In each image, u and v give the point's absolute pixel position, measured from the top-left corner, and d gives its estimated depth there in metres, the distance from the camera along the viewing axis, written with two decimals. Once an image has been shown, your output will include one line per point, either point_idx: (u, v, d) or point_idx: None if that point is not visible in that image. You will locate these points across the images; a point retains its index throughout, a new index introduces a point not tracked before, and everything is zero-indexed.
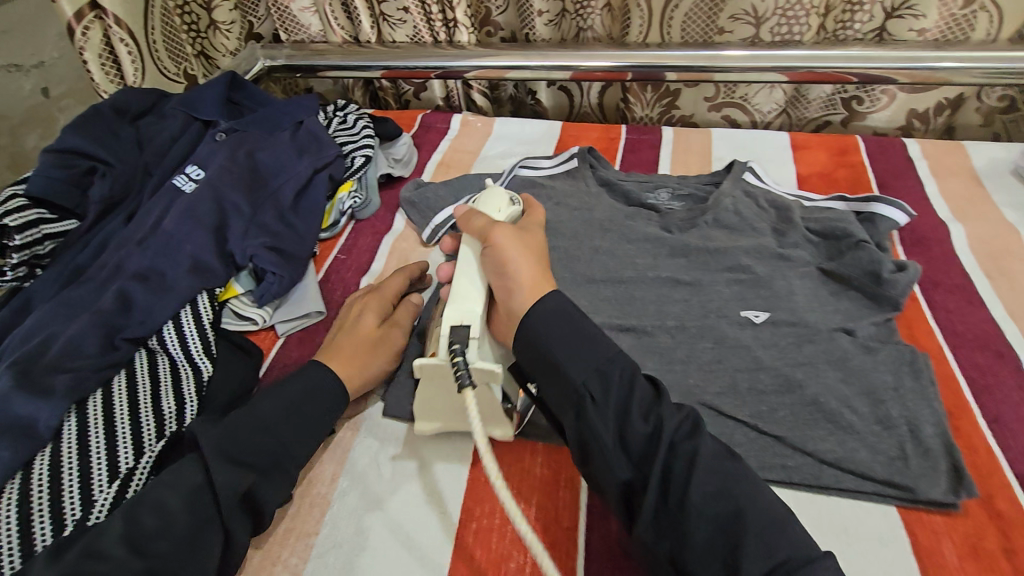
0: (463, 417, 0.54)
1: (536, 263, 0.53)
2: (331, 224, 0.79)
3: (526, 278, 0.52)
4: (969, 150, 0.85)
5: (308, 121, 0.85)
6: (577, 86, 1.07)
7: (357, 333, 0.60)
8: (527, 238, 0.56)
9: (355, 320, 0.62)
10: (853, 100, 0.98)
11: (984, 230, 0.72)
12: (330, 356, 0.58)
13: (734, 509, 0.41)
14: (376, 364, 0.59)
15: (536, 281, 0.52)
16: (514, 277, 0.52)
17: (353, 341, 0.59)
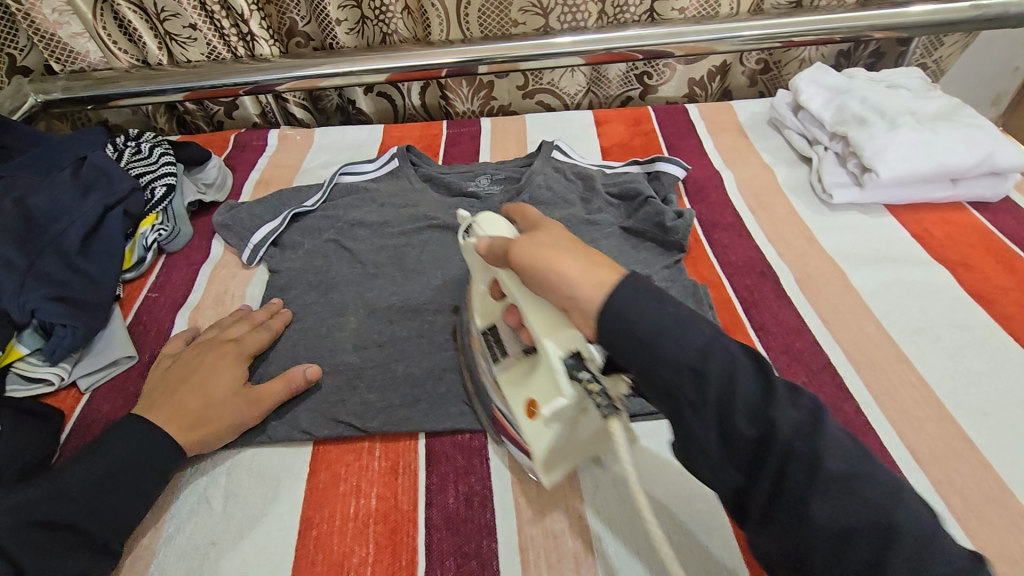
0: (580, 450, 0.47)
1: (581, 250, 0.43)
2: (136, 263, 0.73)
3: (577, 265, 0.41)
4: (734, 107, 0.99)
5: (92, 155, 0.77)
6: (394, 90, 1.08)
7: (200, 392, 0.54)
8: (559, 233, 0.46)
9: (197, 369, 0.57)
10: (644, 75, 1.09)
11: (749, 173, 0.85)
12: (165, 414, 0.52)
13: (880, 522, 0.33)
14: (215, 431, 0.53)
15: (590, 266, 0.40)
16: (563, 268, 0.41)
17: (196, 401, 0.54)
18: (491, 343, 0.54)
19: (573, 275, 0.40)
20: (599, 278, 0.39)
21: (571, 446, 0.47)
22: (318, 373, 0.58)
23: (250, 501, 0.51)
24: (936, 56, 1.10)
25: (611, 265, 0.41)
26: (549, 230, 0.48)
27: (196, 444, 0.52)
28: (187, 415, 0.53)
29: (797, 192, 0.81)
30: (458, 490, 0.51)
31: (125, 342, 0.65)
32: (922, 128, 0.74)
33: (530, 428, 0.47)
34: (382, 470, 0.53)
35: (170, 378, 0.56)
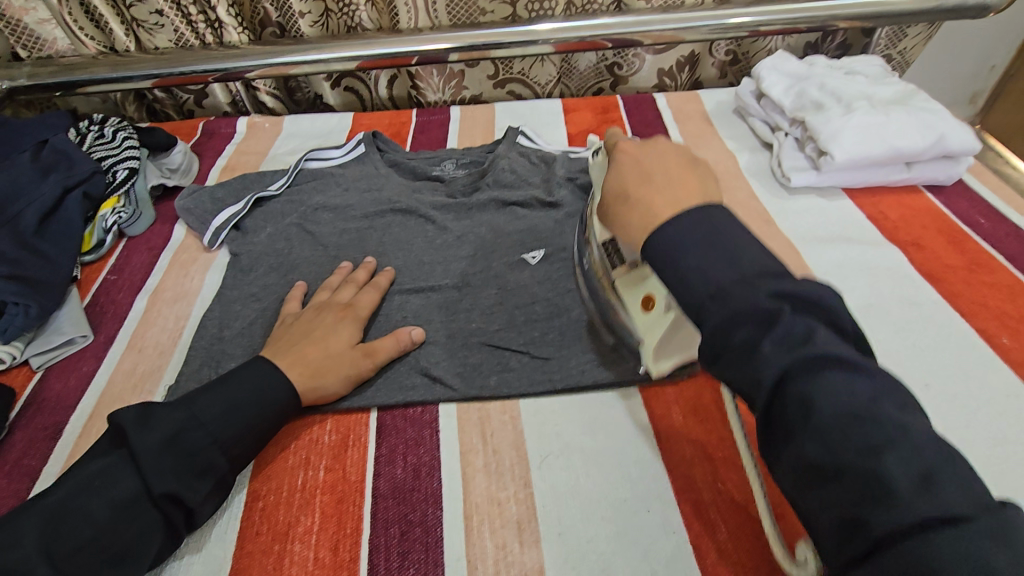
0: (668, 346, 0.51)
1: (638, 198, 0.43)
2: (95, 246, 0.73)
3: (624, 219, 0.44)
4: (701, 96, 1.00)
5: (54, 138, 0.77)
6: (362, 85, 1.10)
7: (322, 344, 0.55)
8: (643, 165, 0.45)
9: (319, 325, 0.58)
10: (614, 66, 1.10)
11: (712, 159, 0.86)
12: (289, 361, 0.53)
13: None
14: (335, 382, 0.54)
15: (636, 221, 0.42)
16: (621, 219, 0.44)
17: (316, 351, 0.55)
18: (610, 252, 0.54)
19: (622, 228, 0.44)
20: (635, 234, 0.42)
21: (677, 339, 0.51)
22: (422, 335, 0.59)
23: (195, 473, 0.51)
24: (901, 47, 1.11)
25: (658, 218, 0.41)
26: (619, 162, 0.47)
27: (316, 394, 0.53)
28: (311, 366, 0.54)
29: (758, 176, 0.82)
30: (406, 461, 0.51)
31: (80, 321, 0.64)
32: (876, 112, 0.75)
33: (643, 322, 0.51)
34: (332, 444, 0.53)
35: (287, 334, 0.57)
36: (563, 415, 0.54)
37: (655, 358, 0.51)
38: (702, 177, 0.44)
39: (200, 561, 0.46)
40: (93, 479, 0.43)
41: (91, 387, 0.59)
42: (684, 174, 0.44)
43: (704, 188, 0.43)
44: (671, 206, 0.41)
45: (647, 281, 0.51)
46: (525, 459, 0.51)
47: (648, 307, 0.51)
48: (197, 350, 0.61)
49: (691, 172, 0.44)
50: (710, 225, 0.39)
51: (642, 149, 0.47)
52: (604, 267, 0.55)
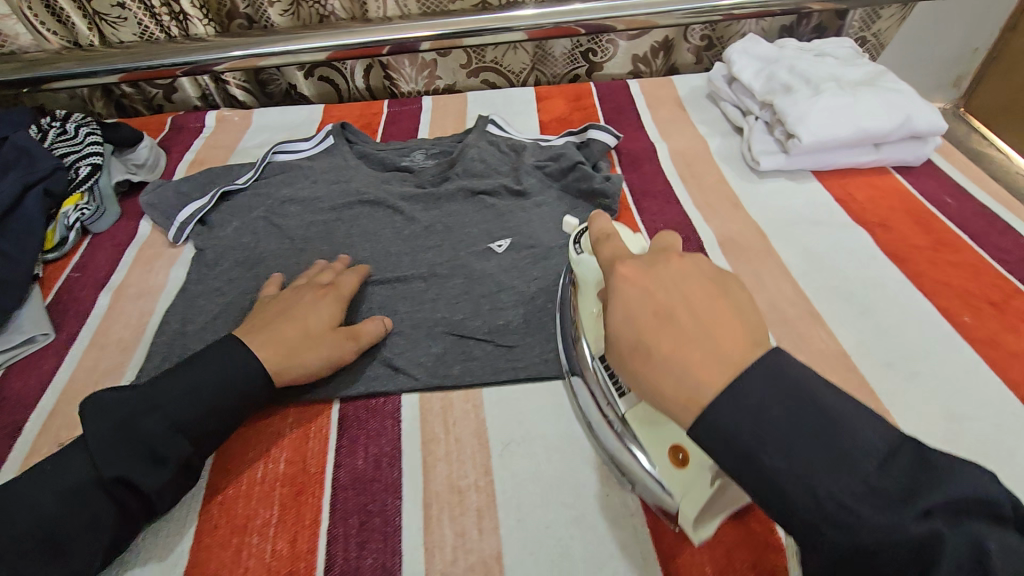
0: (712, 505, 0.42)
1: (669, 358, 0.36)
2: (58, 243, 0.72)
3: (653, 382, 0.36)
4: (674, 81, 0.99)
5: (13, 135, 0.76)
6: (336, 76, 1.09)
7: (301, 324, 0.55)
8: (659, 298, 0.38)
9: (292, 307, 0.57)
10: (588, 52, 1.09)
11: (683, 144, 0.85)
12: (263, 341, 0.52)
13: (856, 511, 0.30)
14: (305, 365, 0.53)
15: (672, 390, 0.35)
16: (649, 380, 0.37)
17: (296, 331, 0.54)
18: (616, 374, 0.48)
19: (652, 395, 0.37)
20: (677, 409, 0.35)
21: (719, 501, 0.42)
22: (389, 323, 0.59)
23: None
24: (875, 29, 1.11)
25: (700, 393, 0.34)
26: (627, 295, 0.38)
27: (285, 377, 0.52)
28: (283, 345, 0.53)
29: (729, 161, 0.82)
30: (367, 451, 0.51)
31: (41, 320, 0.63)
32: (844, 94, 0.75)
33: (674, 481, 0.42)
34: (293, 437, 0.52)
35: (266, 315, 0.56)
36: (526, 402, 0.54)
37: (697, 523, 0.42)
38: (736, 307, 0.37)
39: (157, 555, 0.46)
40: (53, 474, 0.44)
41: (52, 385, 0.58)
42: (714, 306, 0.37)
43: (741, 320, 0.36)
44: (713, 373, 0.34)
45: (670, 426, 0.44)
46: (487, 446, 0.51)
47: (680, 462, 0.43)
48: (160, 346, 0.60)
49: (721, 302, 0.37)
50: (769, 392, 0.33)
51: (649, 278, 0.39)
52: (608, 395, 0.48)
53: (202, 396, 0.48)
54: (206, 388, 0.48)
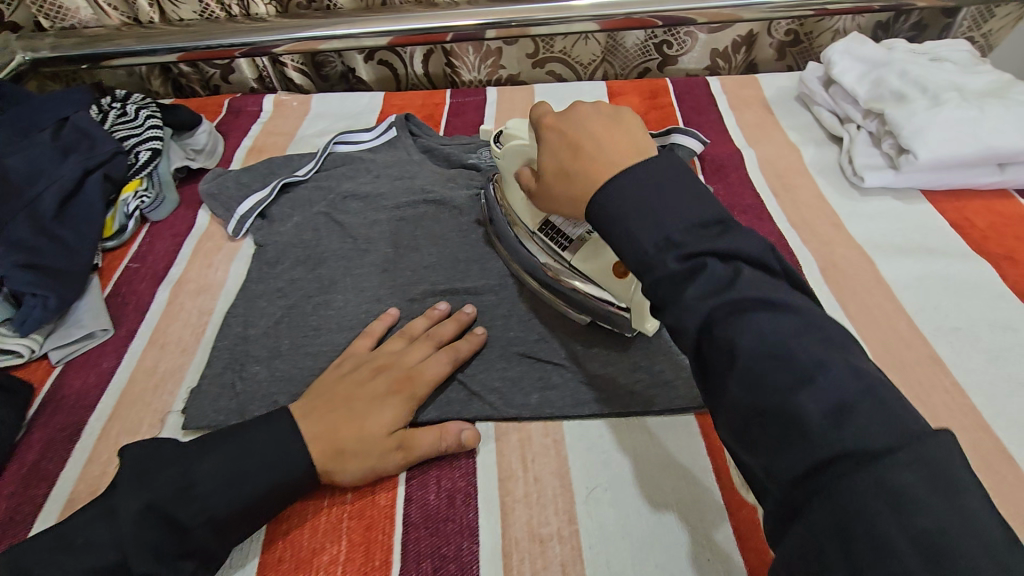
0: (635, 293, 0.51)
1: (569, 172, 0.46)
2: (117, 231, 0.70)
3: (567, 191, 0.47)
4: (760, 81, 0.91)
5: (75, 116, 0.74)
6: (394, 59, 1.04)
7: (358, 426, 0.46)
8: (575, 132, 0.47)
9: (366, 394, 0.48)
10: (664, 45, 1.02)
11: (773, 152, 0.78)
12: (315, 434, 0.45)
13: None
14: (357, 471, 0.46)
15: (580, 185, 0.45)
16: (562, 198, 0.48)
17: (352, 435, 0.46)
18: (551, 236, 0.58)
19: (563, 205, 0.48)
20: (579, 199, 0.45)
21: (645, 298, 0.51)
22: (474, 439, 0.48)
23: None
24: (986, 30, 1.01)
25: (597, 181, 0.43)
26: (546, 139, 0.49)
27: (332, 478, 0.45)
28: (336, 446, 0.45)
29: (826, 173, 0.74)
30: (440, 486, 0.47)
31: (100, 314, 0.61)
32: (968, 106, 0.67)
33: (615, 289, 0.53)
34: None
35: (327, 394, 0.49)
36: (611, 442, 0.49)
37: (640, 320, 0.52)
38: (633, 126, 0.47)
39: None
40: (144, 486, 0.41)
41: (111, 386, 0.56)
42: (613, 130, 0.45)
43: (635, 142, 0.45)
44: (603, 168, 0.43)
45: (603, 253, 0.54)
46: (570, 490, 0.47)
47: (620, 275, 0.52)
48: (220, 350, 0.57)
49: (619, 125, 0.46)
50: (662, 175, 0.40)
51: (564, 121, 0.48)
52: (553, 254, 0.57)
53: (193, 484, 0.41)
54: (200, 475, 0.42)
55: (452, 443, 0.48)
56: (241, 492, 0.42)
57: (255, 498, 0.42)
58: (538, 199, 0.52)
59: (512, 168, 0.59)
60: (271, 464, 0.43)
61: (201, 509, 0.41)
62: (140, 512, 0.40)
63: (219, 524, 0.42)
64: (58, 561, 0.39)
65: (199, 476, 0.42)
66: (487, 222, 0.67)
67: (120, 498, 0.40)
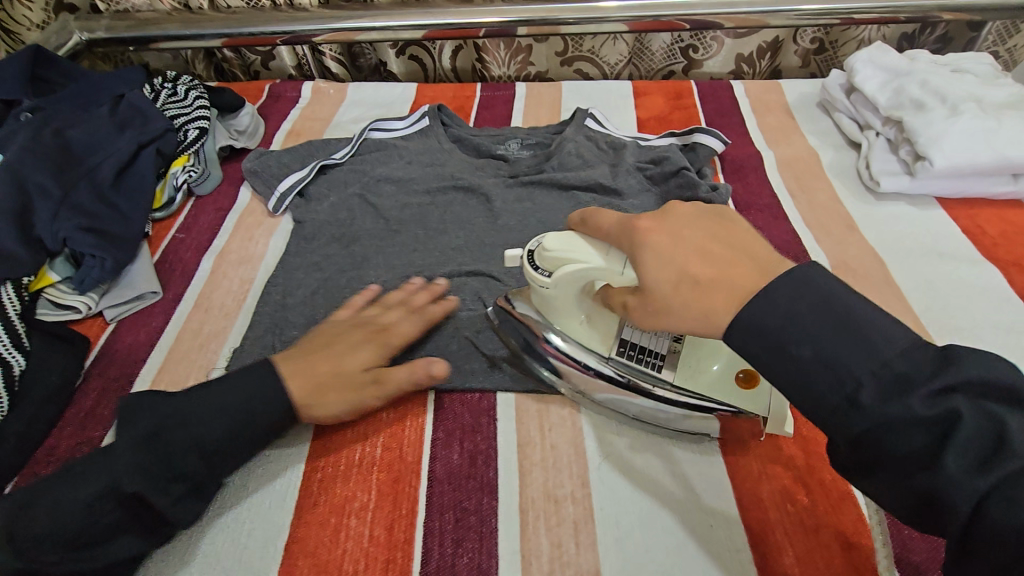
0: (773, 404, 0.47)
1: (702, 287, 0.39)
2: (166, 203, 0.74)
3: (701, 311, 0.39)
4: (783, 86, 0.94)
5: (130, 94, 0.79)
6: (427, 52, 1.07)
7: (334, 362, 0.51)
8: (689, 241, 0.41)
9: (343, 339, 0.54)
10: (689, 48, 1.04)
11: (792, 155, 0.80)
12: (295, 369, 0.50)
13: None
14: (336, 403, 0.50)
15: (719, 302, 0.38)
16: (680, 320, 0.40)
17: (327, 368, 0.51)
18: (634, 355, 0.50)
19: (687, 322, 0.40)
20: (718, 316, 0.38)
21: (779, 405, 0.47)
22: (444, 370, 0.53)
23: (265, 468, 0.50)
24: (1010, 45, 1.02)
25: (745, 295, 0.38)
26: (658, 241, 0.41)
27: (310, 411, 0.49)
28: (315, 380, 0.50)
29: (843, 177, 0.77)
30: (462, 447, 0.51)
31: (151, 277, 0.66)
32: (985, 117, 0.69)
33: (749, 402, 0.48)
34: (390, 423, 0.53)
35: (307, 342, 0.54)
36: (623, 416, 0.53)
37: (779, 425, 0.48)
38: (743, 225, 0.43)
39: (261, 529, 0.47)
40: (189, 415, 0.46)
41: (160, 343, 0.60)
42: (727, 232, 0.42)
43: (755, 245, 0.42)
44: (751, 279, 0.39)
45: (709, 362, 0.49)
46: (584, 458, 0.50)
47: (748, 381, 0.48)
48: (261, 316, 0.61)
49: (727, 225, 0.43)
50: (813, 295, 0.36)
51: (665, 224, 0.42)
52: (647, 376, 0.50)
53: (184, 414, 0.46)
54: (190, 406, 0.46)
55: (423, 375, 0.53)
56: (224, 421, 0.46)
57: (239, 427, 0.46)
58: (650, 323, 0.42)
59: (568, 282, 0.47)
60: (251, 397, 0.47)
61: (190, 436, 0.45)
62: (135, 436, 0.44)
63: (207, 453, 0.45)
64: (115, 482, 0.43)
65: (188, 408, 0.46)
66: (504, 333, 0.57)
67: (120, 426, 0.46)
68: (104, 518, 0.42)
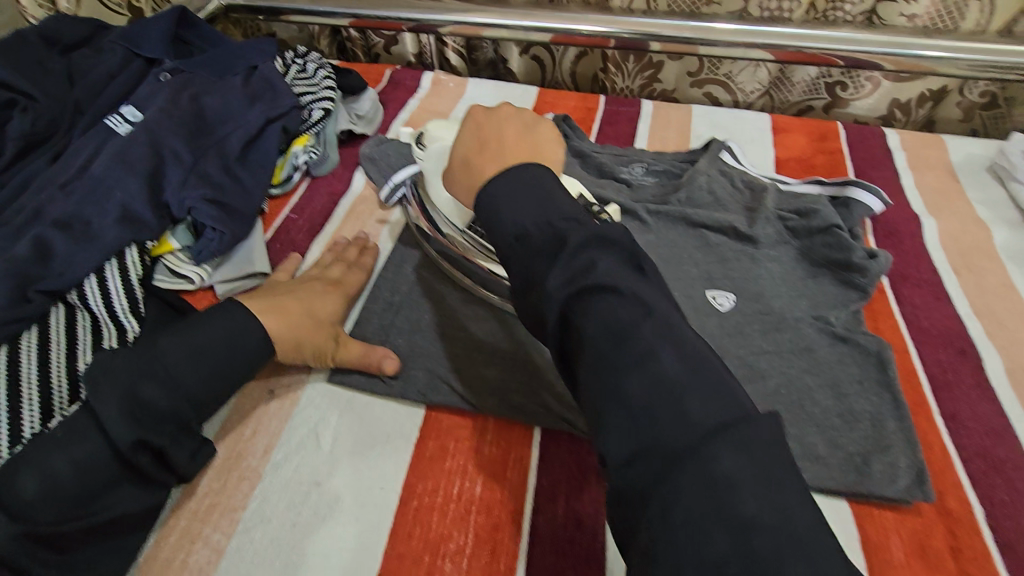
0: None
1: (462, 169, 0.47)
2: (284, 180, 0.74)
3: (465, 183, 0.47)
4: (947, 143, 0.83)
5: (263, 66, 0.78)
6: (550, 54, 1.02)
7: (310, 308, 0.54)
8: (496, 129, 0.46)
9: (312, 291, 0.56)
10: (837, 86, 0.95)
11: (957, 226, 0.71)
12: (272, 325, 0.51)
13: None
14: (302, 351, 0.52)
15: (468, 177, 0.46)
16: (445, 190, 0.51)
17: (300, 309, 0.53)
18: (476, 237, 0.58)
19: (446, 192, 0.51)
20: (469, 191, 0.46)
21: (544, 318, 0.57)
22: (394, 370, 0.53)
23: (358, 484, 0.47)
24: None
25: (481, 176, 0.45)
26: (466, 132, 0.48)
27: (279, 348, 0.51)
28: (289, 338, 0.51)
29: (1017, 261, 0.67)
30: (569, 504, 0.47)
31: (263, 257, 0.65)
32: None
33: None
34: (490, 459, 0.49)
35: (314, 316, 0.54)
36: None
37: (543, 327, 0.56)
38: (552, 133, 0.47)
39: (352, 549, 0.44)
40: (210, 363, 0.47)
41: None
42: (529, 131, 0.46)
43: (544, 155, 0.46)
44: (497, 166, 0.44)
45: None
46: None
47: None
48: (370, 316, 0.59)
49: (536, 133, 0.46)
50: (528, 191, 0.39)
51: (487, 114, 0.48)
52: (487, 254, 0.58)
53: (163, 364, 0.45)
54: (169, 356, 0.45)
55: (374, 369, 0.53)
56: (206, 367, 0.47)
57: (226, 369, 0.48)
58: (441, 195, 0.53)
59: (432, 164, 0.56)
60: (232, 346, 0.48)
61: (176, 385, 0.45)
62: (118, 388, 0.43)
63: (195, 399, 0.46)
64: (148, 421, 0.43)
65: (164, 356, 0.45)
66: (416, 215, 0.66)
67: (90, 391, 0.42)
68: (100, 473, 0.42)
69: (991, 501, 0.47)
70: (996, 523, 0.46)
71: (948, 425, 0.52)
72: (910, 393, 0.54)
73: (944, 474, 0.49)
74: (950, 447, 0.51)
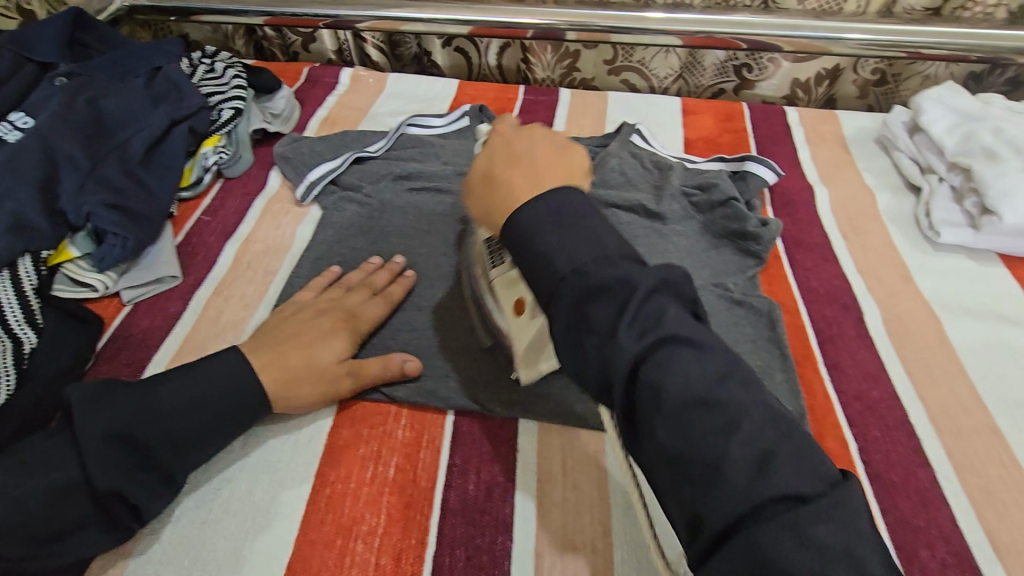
0: (523, 342, 0.52)
1: (500, 178, 0.45)
2: (193, 183, 0.72)
3: (492, 197, 0.45)
4: (840, 118, 0.89)
5: (166, 67, 0.76)
6: (472, 47, 1.04)
7: (309, 352, 0.51)
8: (512, 147, 0.47)
9: (313, 329, 0.53)
10: (743, 68, 1.00)
11: (847, 194, 0.76)
12: (264, 362, 0.49)
13: None
14: (309, 396, 0.50)
15: (496, 194, 0.45)
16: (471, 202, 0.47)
17: (300, 358, 0.50)
18: (492, 252, 0.56)
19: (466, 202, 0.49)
20: (503, 208, 0.44)
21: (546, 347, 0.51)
22: (416, 371, 0.54)
23: (280, 484, 0.47)
24: None
25: (516, 200, 0.43)
26: (495, 143, 0.48)
27: (286, 403, 0.49)
28: (289, 376, 0.49)
29: (898, 222, 0.72)
30: (479, 477, 0.48)
31: (172, 260, 0.63)
32: None
33: (515, 326, 0.52)
34: (404, 443, 0.50)
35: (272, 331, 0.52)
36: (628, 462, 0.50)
37: (531, 362, 0.51)
38: (579, 160, 0.49)
39: (265, 539, 0.44)
40: (202, 415, 0.45)
41: (176, 329, 0.59)
42: (554, 153, 0.47)
43: (569, 176, 0.46)
44: (531, 188, 0.44)
45: (522, 292, 0.53)
46: (606, 502, 0.47)
47: (519, 312, 0.52)
48: None
49: (565, 157, 0.47)
50: (564, 216, 0.40)
51: (515, 133, 0.49)
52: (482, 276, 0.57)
53: (159, 410, 0.44)
54: (159, 403, 0.44)
55: (397, 374, 0.53)
56: (202, 417, 0.45)
57: (215, 423, 0.46)
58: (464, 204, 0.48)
59: None
60: (231, 398, 0.47)
61: (163, 430, 0.44)
62: (108, 426, 0.42)
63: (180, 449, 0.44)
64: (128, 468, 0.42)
65: (164, 398, 0.45)
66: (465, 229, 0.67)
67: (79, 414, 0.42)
68: (68, 511, 0.41)
69: (865, 438, 0.52)
70: (869, 457, 0.51)
71: (831, 374, 0.56)
72: (798, 348, 0.59)
73: (825, 420, 0.53)
74: (832, 395, 0.55)
